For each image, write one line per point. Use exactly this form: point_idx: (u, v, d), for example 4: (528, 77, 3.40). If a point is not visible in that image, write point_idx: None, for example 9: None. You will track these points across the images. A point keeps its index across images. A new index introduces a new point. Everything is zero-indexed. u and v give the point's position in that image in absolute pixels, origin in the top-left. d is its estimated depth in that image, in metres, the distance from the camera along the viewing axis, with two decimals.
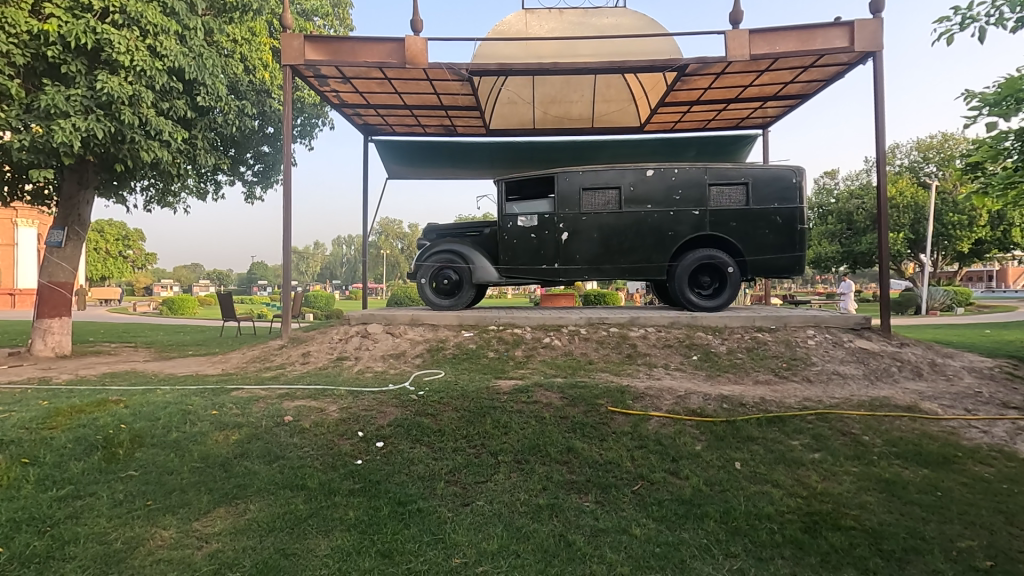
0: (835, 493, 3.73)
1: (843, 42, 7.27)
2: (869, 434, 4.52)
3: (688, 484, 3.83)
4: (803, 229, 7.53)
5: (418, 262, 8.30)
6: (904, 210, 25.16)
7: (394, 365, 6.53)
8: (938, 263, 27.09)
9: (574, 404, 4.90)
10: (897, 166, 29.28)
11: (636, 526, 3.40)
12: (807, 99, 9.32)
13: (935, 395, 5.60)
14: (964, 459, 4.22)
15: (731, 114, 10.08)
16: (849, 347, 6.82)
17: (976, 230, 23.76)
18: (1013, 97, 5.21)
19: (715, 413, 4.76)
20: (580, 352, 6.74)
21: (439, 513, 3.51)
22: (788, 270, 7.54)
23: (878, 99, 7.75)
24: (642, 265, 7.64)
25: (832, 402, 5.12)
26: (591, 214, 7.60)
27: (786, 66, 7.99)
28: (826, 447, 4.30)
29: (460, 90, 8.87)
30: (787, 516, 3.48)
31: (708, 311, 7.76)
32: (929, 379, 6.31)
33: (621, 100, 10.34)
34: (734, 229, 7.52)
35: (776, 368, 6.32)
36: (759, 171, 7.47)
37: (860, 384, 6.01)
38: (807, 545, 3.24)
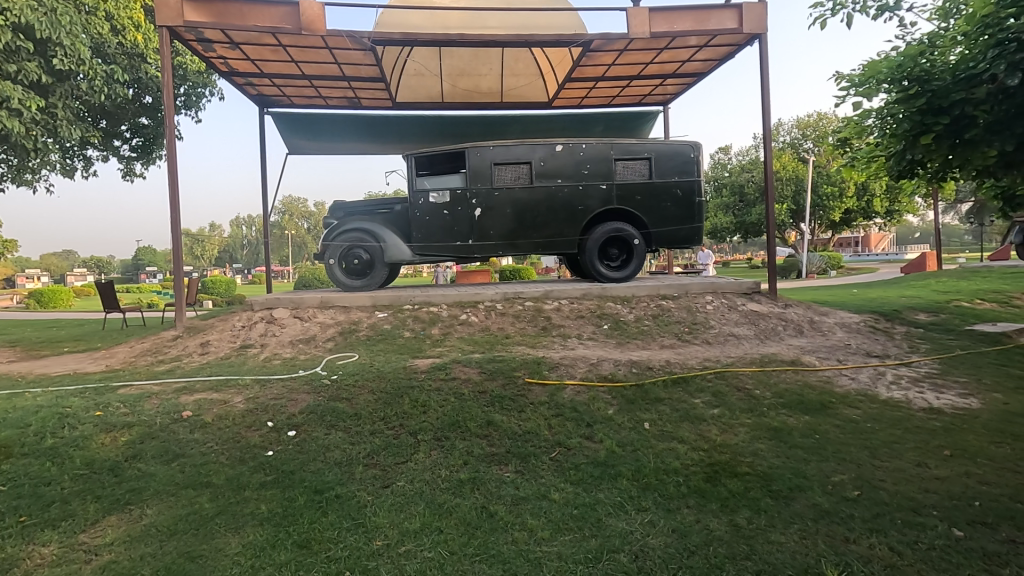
0: (732, 444, 4.07)
1: (734, 23, 7.71)
2: (760, 388, 4.99)
3: (602, 447, 4.03)
4: (701, 201, 8.02)
5: (325, 242, 7.91)
6: (787, 183, 27.62)
7: (304, 350, 6.23)
8: (815, 231, 29.99)
9: (492, 378, 4.98)
10: (781, 143, 31.86)
11: (554, 491, 3.52)
12: (702, 77, 9.83)
13: (814, 349, 6.28)
14: (836, 404, 4.76)
15: (634, 91, 10.42)
16: (742, 310, 7.42)
17: (845, 200, 26.51)
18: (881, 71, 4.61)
19: (625, 377, 5.05)
20: (496, 327, 6.80)
21: (359, 497, 3.44)
22: (689, 240, 8.03)
23: (765, 79, 8.33)
24: (554, 239, 7.79)
25: (729, 360, 5.59)
26: (503, 189, 7.60)
27: (684, 44, 8.35)
28: (724, 403, 4.69)
29: (364, 60, 8.44)
30: (691, 468, 3.76)
31: (617, 282, 8.10)
32: (808, 335, 7.04)
33: (528, 74, 10.31)
34: (639, 202, 7.84)
35: (680, 332, 6.75)
36: (660, 147, 7.81)
37: (751, 343, 6.58)
38: (708, 493, 3.48)
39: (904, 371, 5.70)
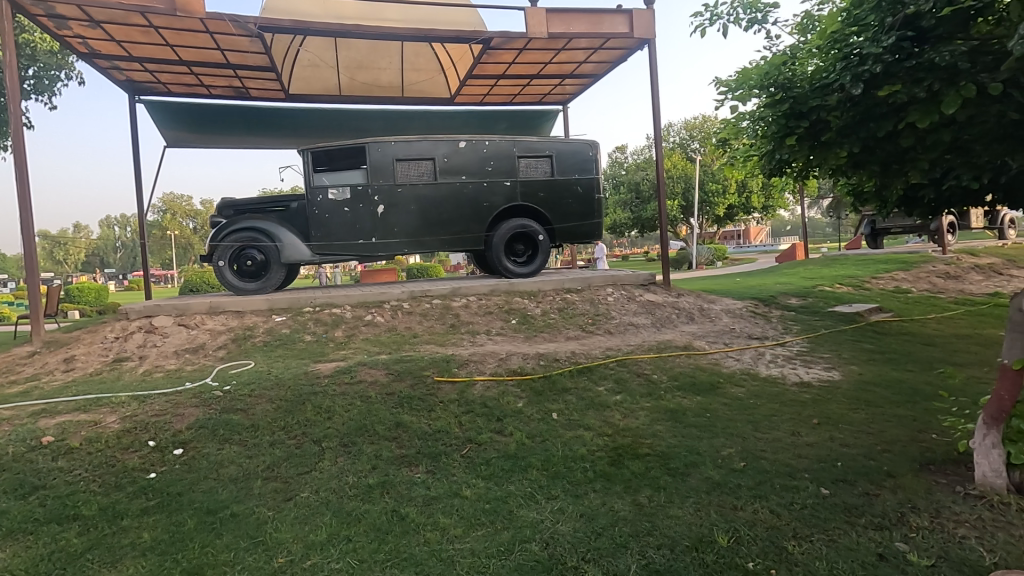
0: (633, 427, 4.30)
1: (625, 28, 8.09)
2: (657, 373, 5.33)
3: (513, 439, 4.09)
4: (600, 198, 8.36)
5: (213, 242, 7.28)
6: (678, 181, 29.64)
7: (191, 360, 5.73)
8: (704, 225, 32.40)
9: (400, 379, 4.87)
10: (671, 143, 34.08)
11: (467, 487, 3.52)
12: (597, 78, 10.23)
13: (703, 334, 6.80)
14: (723, 384, 5.18)
15: (534, 90, 10.64)
16: (640, 300, 7.86)
17: (728, 197, 28.90)
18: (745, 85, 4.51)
19: (533, 370, 5.18)
20: (403, 327, 6.66)
21: (258, 513, 3.22)
22: (590, 235, 8.35)
23: (655, 82, 8.84)
24: (460, 236, 7.76)
25: (629, 349, 5.91)
26: (406, 185, 7.45)
27: (579, 46, 8.63)
28: (625, 389, 4.96)
29: (250, 48, 7.88)
30: (597, 454, 3.92)
31: (524, 277, 8.23)
32: (699, 321, 7.60)
33: (430, 70, 10.13)
34: (542, 199, 8.03)
35: (584, 324, 7.00)
36: (561, 145, 8.04)
37: (648, 331, 6.99)
38: (613, 476, 3.64)
39: (779, 350, 6.33)
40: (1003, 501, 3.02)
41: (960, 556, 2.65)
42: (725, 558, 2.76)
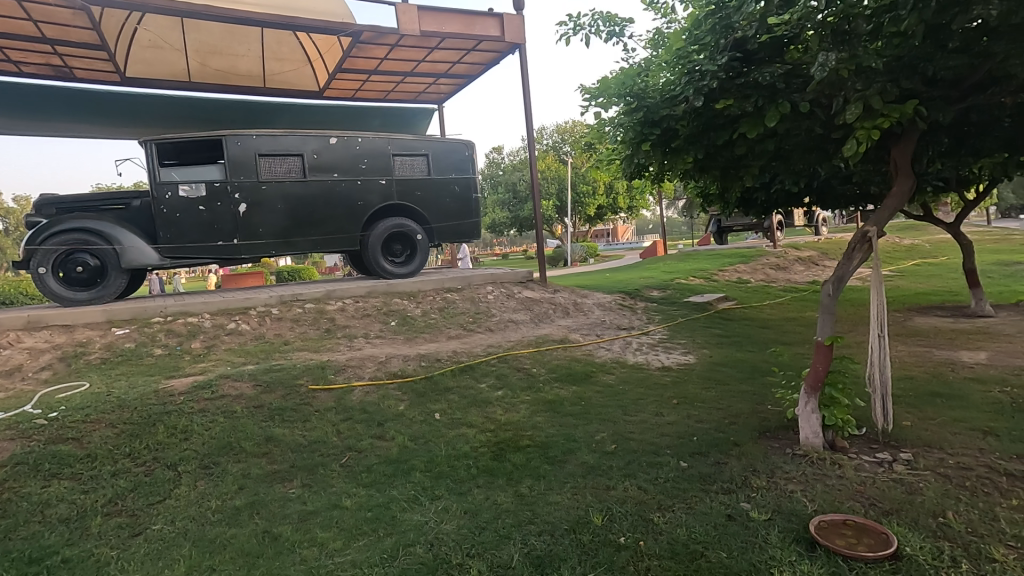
0: (515, 421, 4.43)
1: (496, 32, 8.26)
2: (536, 366, 5.56)
3: (395, 443, 4.01)
4: (477, 197, 8.46)
5: (30, 245, 6.15)
6: (552, 182, 30.95)
7: (5, 385, 4.84)
8: (577, 224, 34.15)
9: (270, 390, 4.54)
10: (545, 145, 35.49)
11: (347, 497, 3.38)
12: (471, 79, 10.33)
13: (578, 327, 7.19)
14: (596, 372, 5.53)
15: (408, 87, 10.47)
16: (519, 297, 8.08)
17: (597, 198, 30.75)
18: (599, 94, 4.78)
19: (414, 372, 5.14)
20: (273, 334, 6.22)
21: (99, 555, 2.83)
22: (468, 234, 8.42)
23: (527, 86, 9.14)
24: (334, 236, 7.40)
25: (509, 346, 6.11)
26: (271, 182, 6.94)
27: (452, 46, 8.64)
28: (507, 384, 5.11)
29: (73, 21, 6.85)
30: (480, 449, 3.98)
31: (403, 278, 8.06)
32: (573, 315, 8.01)
33: (295, 61, 9.50)
34: (420, 198, 7.93)
35: (465, 323, 7.05)
36: (436, 144, 8.01)
37: (527, 327, 7.23)
38: (496, 470, 3.71)
39: (644, 339, 6.88)
40: (821, 457, 3.54)
41: (790, 507, 3.06)
42: (601, 536, 2.93)
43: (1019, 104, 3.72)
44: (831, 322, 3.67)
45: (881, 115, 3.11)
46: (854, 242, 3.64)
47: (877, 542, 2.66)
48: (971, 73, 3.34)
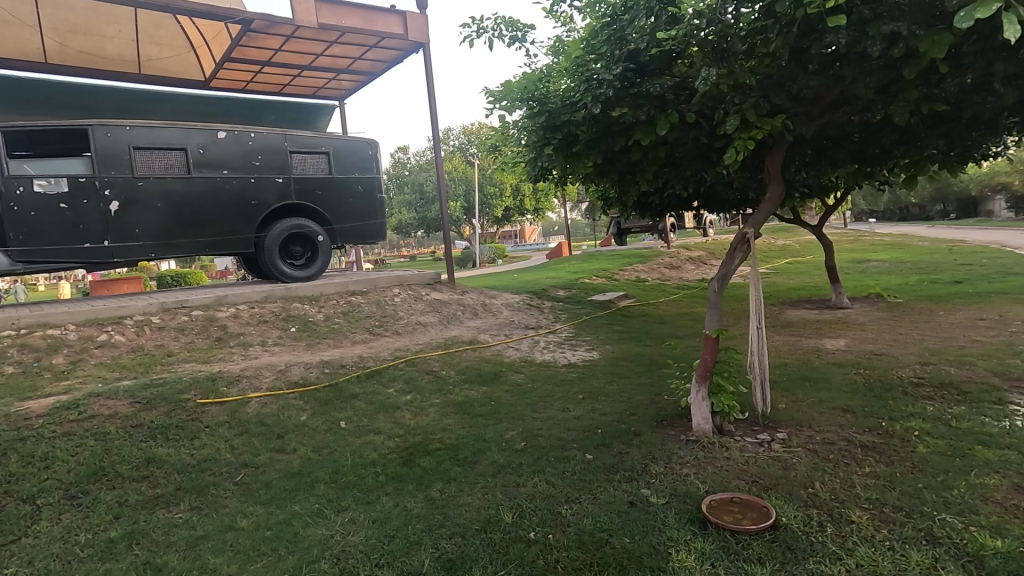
0: (424, 425, 4.37)
1: (399, 29, 8.10)
2: (446, 369, 5.56)
3: (296, 456, 3.81)
4: (382, 197, 8.25)
5: None
6: (459, 183, 30.91)
7: None
8: (484, 226, 34.35)
9: (151, 407, 4.13)
10: (451, 147, 35.38)
11: (243, 517, 3.15)
12: (374, 76, 10.05)
13: (487, 328, 7.25)
14: (505, 372, 5.60)
15: (306, 82, 9.99)
16: (427, 299, 7.99)
17: (504, 199, 31.13)
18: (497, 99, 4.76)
19: (317, 380, 4.93)
20: (154, 345, 5.66)
21: None
22: (373, 236, 8.19)
23: (432, 86, 9.06)
24: (224, 237, 6.87)
25: (419, 348, 6.09)
26: (149, 178, 6.32)
27: (353, 42, 8.36)
28: (415, 388, 5.06)
29: None
30: (388, 456, 3.88)
31: (303, 281, 7.66)
32: (482, 316, 8.05)
33: (176, 47, 8.74)
34: (320, 197, 7.59)
35: (371, 327, 6.85)
36: (337, 142, 7.71)
37: (436, 329, 7.16)
38: (405, 476, 3.63)
39: (551, 337, 7.08)
40: (710, 441, 3.83)
41: (684, 490, 3.28)
42: (511, 534, 2.97)
43: (865, 122, 4.26)
44: (718, 316, 3.99)
45: (755, 128, 3.46)
46: (736, 243, 3.98)
47: (759, 515, 2.93)
48: (827, 93, 3.78)
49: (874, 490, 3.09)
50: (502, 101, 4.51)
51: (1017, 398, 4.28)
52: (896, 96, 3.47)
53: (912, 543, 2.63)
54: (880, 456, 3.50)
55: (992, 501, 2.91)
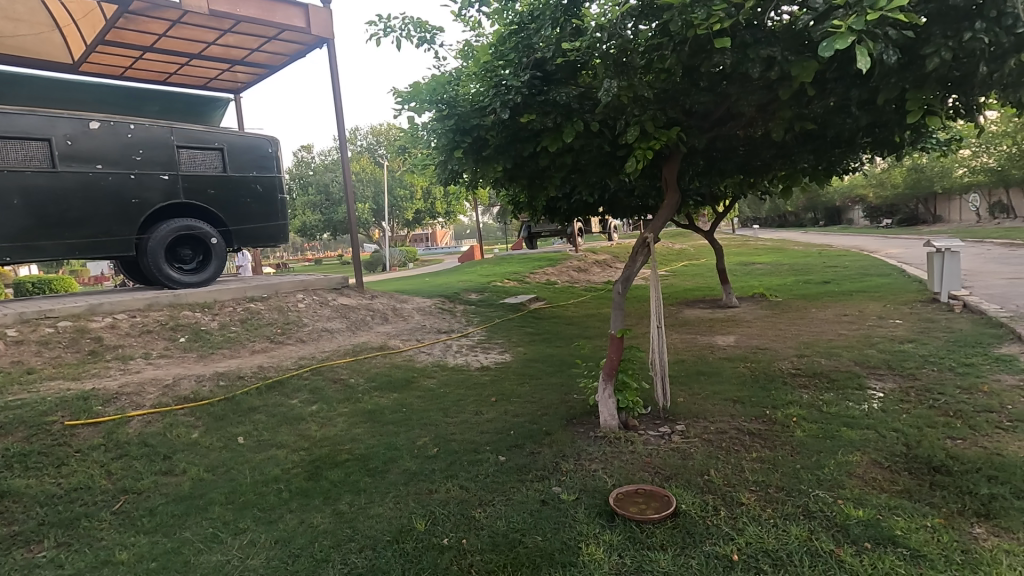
0: (331, 436, 4.19)
1: (301, 22, 7.72)
2: (355, 376, 5.41)
3: (186, 478, 3.51)
4: (283, 198, 7.81)
5: None
6: (367, 185, 30.04)
7: None
8: (395, 228, 33.64)
9: (6, 434, 3.67)
10: (359, 147, 34.33)
11: (123, 549, 2.85)
12: (274, 70, 9.51)
13: (397, 333, 7.11)
14: (416, 377, 5.52)
15: (196, 71, 9.24)
16: (334, 304, 7.67)
17: (415, 202, 30.65)
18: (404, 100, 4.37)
19: (211, 394, 4.60)
20: (11, 361, 4.97)
21: None
22: (273, 238, 7.74)
23: (337, 84, 8.73)
24: (98, 239, 6.18)
25: (325, 355, 5.88)
26: (3, 172, 5.52)
27: (249, 32, 7.84)
28: (321, 398, 4.87)
29: None
30: (292, 471, 3.68)
31: (193, 287, 7.06)
32: (392, 321, 7.87)
33: (36, 25, 7.53)
34: (213, 197, 7.05)
35: (272, 334, 6.46)
36: (232, 138, 7.21)
37: (344, 335, 6.90)
38: (311, 491, 3.45)
39: (463, 341, 7.07)
40: (617, 437, 4.00)
41: (593, 485, 3.40)
42: (424, 542, 2.92)
43: (748, 138, 4.67)
44: (622, 316, 4.18)
45: (653, 138, 3.70)
46: (637, 247, 4.21)
47: (661, 504, 3.10)
48: (715, 109, 4.10)
49: (760, 473, 3.39)
50: (410, 102, 4.20)
51: (873, 383, 4.89)
52: (773, 114, 3.83)
53: (792, 519, 2.90)
54: (764, 442, 3.84)
55: (856, 475, 3.28)
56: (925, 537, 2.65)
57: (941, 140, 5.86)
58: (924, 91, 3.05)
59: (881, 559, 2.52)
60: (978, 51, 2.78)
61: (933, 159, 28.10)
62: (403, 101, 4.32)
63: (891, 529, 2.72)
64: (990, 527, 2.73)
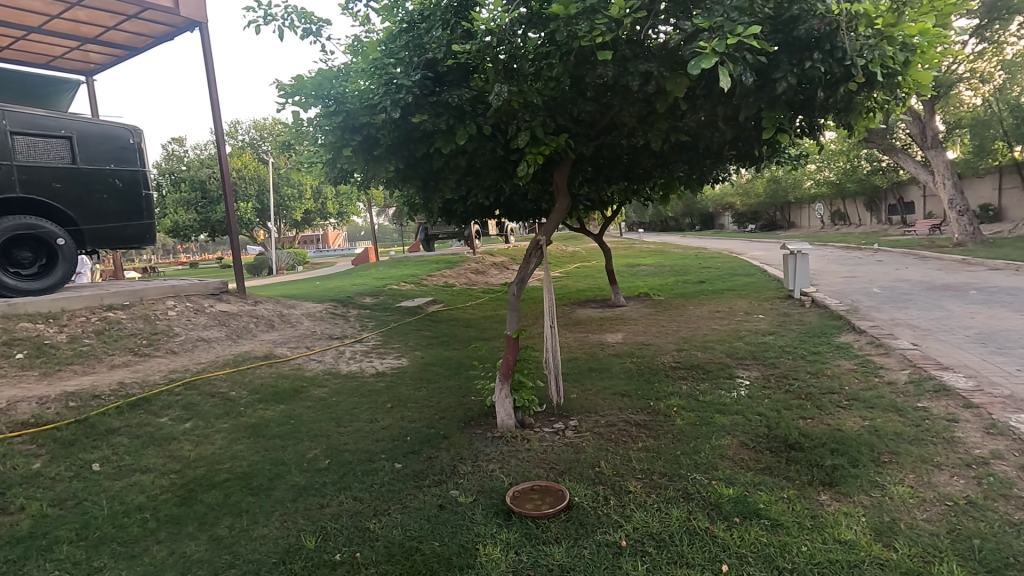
0: (208, 455, 3.85)
1: (168, 2, 7.01)
2: (236, 389, 5.02)
3: (25, 516, 3.08)
4: (148, 194, 7.03)
5: None
6: (250, 182, 27.94)
7: None
8: (282, 229, 31.67)
9: None
10: (240, 141, 31.92)
11: None
12: (135, 51, 8.54)
13: (285, 341, 6.69)
14: (306, 387, 5.22)
15: (35, 47, 8.06)
16: (211, 311, 7.05)
17: (304, 202, 29.02)
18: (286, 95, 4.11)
19: (57, 417, 4.10)
20: None
21: None
22: (137, 239, 6.93)
23: (211, 72, 8.04)
24: None
25: (200, 367, 5.42)
26: None
27: (104, 8, 6.98)
28: (196, 414, 4.47)
29: None
30: (160, 498, 3.33)
31: (35, 294, 6.14)
32: (279, 327, 7.38)
33: None
34: (59, 191, 6.17)
35: (136, 346, 5.79)
36: (83, 125, 6.37)
37: (223, 344, 6.36)
38: (184, 517, 3.14)
39: (358, 347, 6.81)
40: (513, 436, 4.07)
41: (490, 485, 3.42)
42: (314, 560, 2.76)
43: (631, 147, 4.97)
44: (517, 317, 4.26)
45: (543, 144, 3.83)
46: (530, 249, 4.31)
47: (556, 498, 3.20)
48: (600, 118, 4.32)
49: (646, 461, 3.61)
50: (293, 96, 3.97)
51: (741, 372, 5.41)
52: (651, 125, 4.12)
53: (673, 502, 3.12)
54: (650, 431, 4.10)
55: (727, 457, 3.61)
56: (783, 508, 2.97)
57: (791, 155, 6.62)
58: (776, 110, 3.44)
59: (748, 531, 2.79)
60: (816, 79, 3.19)
61: (788, 171, 31.76)
62: (285, 94, 4.08)
63: (756, 503, 3.02)
64: (833, 493, 3.12)
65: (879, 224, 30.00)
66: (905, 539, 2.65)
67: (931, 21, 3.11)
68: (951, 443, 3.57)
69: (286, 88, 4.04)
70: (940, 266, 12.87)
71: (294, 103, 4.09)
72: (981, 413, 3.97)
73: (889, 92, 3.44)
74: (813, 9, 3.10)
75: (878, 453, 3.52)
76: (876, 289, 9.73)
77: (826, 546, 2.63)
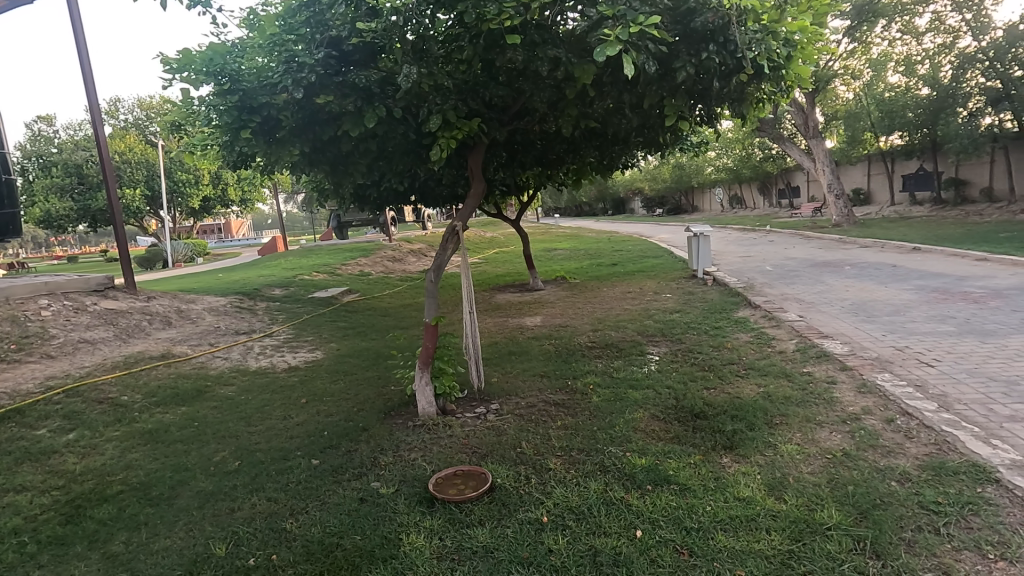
0: (97, 466, 3.52)
1: None
2: (128, 393, 4.60)
3: None
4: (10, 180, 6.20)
5: None
6: (137, 167, 25.41)
7: None
8: (177, 218, 29.17)
9: None
10: (122, 121, 28.90)
11: None
12: None
13: (184, 338, 6.21)
14: (210, 387, 4.88)
15: None
16: (94, 310, 6.38)
17: (201, 188, 26.86)
18: (173, 70, 3.75)
19: None
20: None
21: None
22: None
23: (81, 40, 7.17)
24: None
25: (83, 371, 4.91)
26: None
27: None
28: (81, 423, 4.06)
29: None
30: (41, 518, 3.01)
31: None
32: (177, 324, 6.83)
33: None
34: None
35: (2, 352, 5.13)
36: None
37: (111, 345, 5.79)
38: (70, 536, 2.86)
39: (267, 341, 6.46)
40: (435, 423, 4.05)
41: (412, 474, 3.39)
42: (225, 567, 2.62)
43: (544, 133, 5.04)
44: (435, 304, 4.20)
45: (456, 128, 3.79)
46: (447, 235, 4.26)
47: (478, 481, 3.24)
48: (513, 103, 4.33)
49: (564, 439, 3.73)
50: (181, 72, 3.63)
51: (651, 349, 5.71)
52: (562, 111, 4.19)
53: (591, 475, 3.25)
54: (568, 410, 4.24)
55: (639, 429, 3.81)
56: (690, 473, 3.19)
57: (693, 142, 7.03)
58: (676, 99, 3.63)
59: (659, 497, 2.97)
60: (711, 69, 3.39)
61: (691, 158, 33.62)
62: (171, 70, 3.74)
63: (666, 470, 3.22)
64: (733, 455, 3.39)
65: (771, 207, 32.57)
66: (794, 491, 2.94)
67: (809, 19, 3.40)
68: (830, 402, 3.99)
69: (172, 64, 3.68)
70: (821, 245, 14.21)
71: (183, 81, 3.75)
72: (854, 374, 4.47)
73: (775, 84, 3.74)
74: (706, 2, 3.27)
75: (770, 416, 3.86)
76: (768, 267, 10.61)
77: (727, 504, 2.86)
